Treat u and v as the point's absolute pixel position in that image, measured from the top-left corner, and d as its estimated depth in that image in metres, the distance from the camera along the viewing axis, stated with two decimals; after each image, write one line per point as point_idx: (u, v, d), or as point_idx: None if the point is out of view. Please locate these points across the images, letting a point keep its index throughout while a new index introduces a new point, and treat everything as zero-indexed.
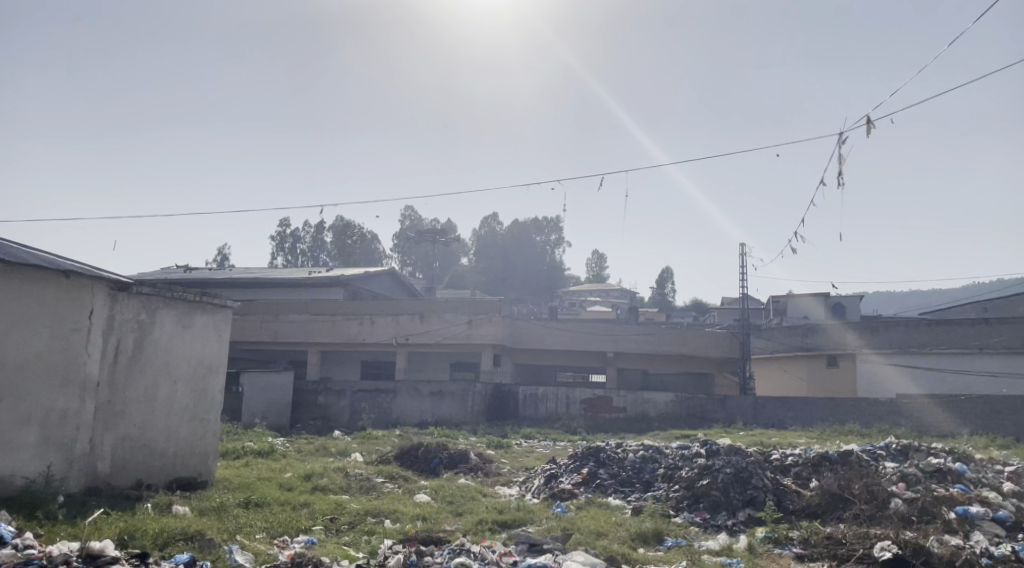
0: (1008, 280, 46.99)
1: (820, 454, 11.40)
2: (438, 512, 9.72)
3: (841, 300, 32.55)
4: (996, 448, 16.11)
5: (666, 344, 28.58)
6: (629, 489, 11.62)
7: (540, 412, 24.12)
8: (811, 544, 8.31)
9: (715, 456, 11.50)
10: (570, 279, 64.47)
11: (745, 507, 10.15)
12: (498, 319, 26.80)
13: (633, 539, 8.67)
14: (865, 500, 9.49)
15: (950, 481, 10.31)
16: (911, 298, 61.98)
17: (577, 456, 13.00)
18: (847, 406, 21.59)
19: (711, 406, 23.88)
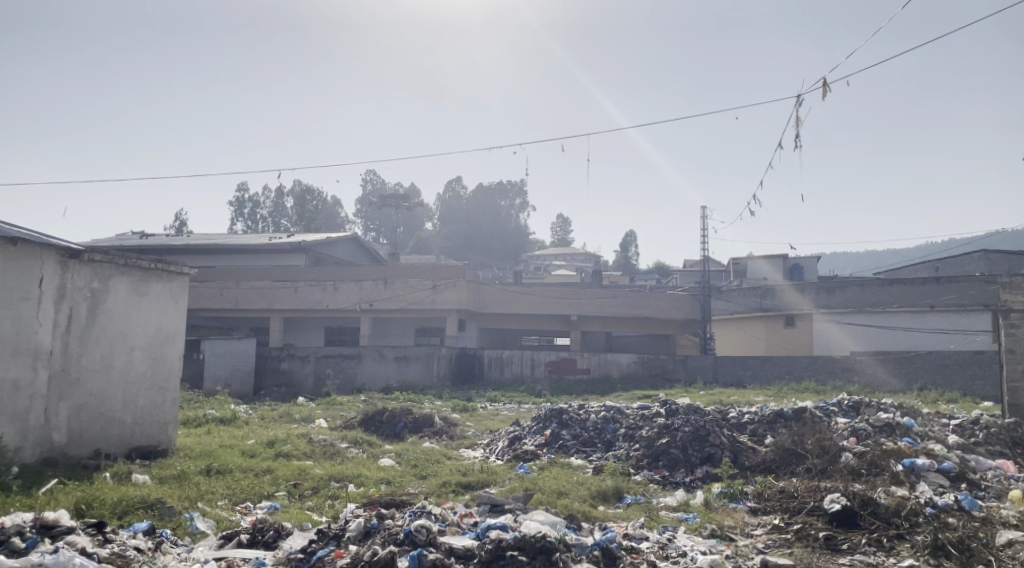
0: (959, 241, 48.22)
1: (775, 412, 11.74)
2: (403, 476, 9.81)
3: (800, 262, 33.09)
4: (944, 403, 16.63)
5: (628, 306, 28.88)
6: (591, 449, 11.81)
7: (505, 374, 24.31)
8: (765, 498, 8.59)
9: (674, 415, 11.74)
10: (535, 243, 64.66)
11: (703, 464, 10.40)
12: (462, 284, 26.83)
13: (593, 497, 8.86)
14: (818, 455, 9.82)
15: (898, 435, 10.66)
16: (867, 259, 63.20)
17: (540, 418, 13.20)
18: (803, 364, 22.12)
19: (673, 367, 24.23)
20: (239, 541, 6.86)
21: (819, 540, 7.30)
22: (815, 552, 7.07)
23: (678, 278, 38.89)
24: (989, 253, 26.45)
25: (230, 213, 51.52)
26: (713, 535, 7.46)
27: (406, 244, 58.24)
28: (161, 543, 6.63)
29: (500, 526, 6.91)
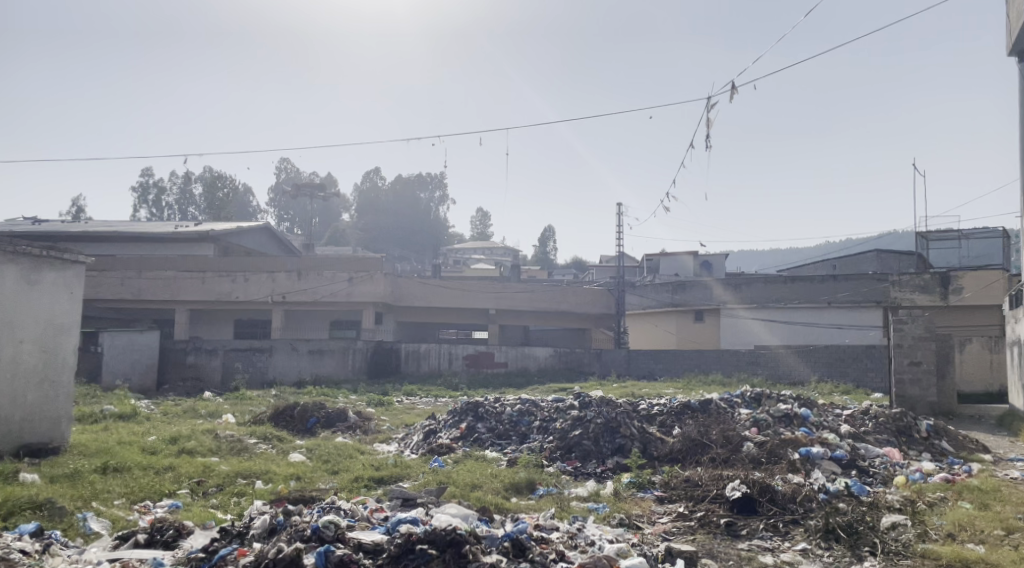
0: (859, 241, 50.70)
1: (683, 404, 12.10)
2: (313, 471, 9.66)
3: (710, 258, 34.10)
4: (839, 394, 17.43)
5: (545, 301, 29.19)
6: (506, 442, 11.88)
7: (423, 368, 24.18)
8: (670, 487, 8.86)
9: (587, 408, 11.93)
10: (454, 237, 64.56)
11: (614, 455, 10.62)
12: (379, 277, 26.60)
13: (507, 490, 8.93)
14: (721, 445, 10.18)
15: (796, 425, 11.13)
16: (773, 258, 65.76)
17: (456, 411, 13.17)
18: (711, 357, 22.89)
19: (588, 360, 24.94)
20: (136, 541, 6.63)
21: (721, 527, 7.55)
22: (715, 537, 7.32)
23: (594, 273, 39.48)
24: (881, 253, 27.80)
25: (133, 199, 49.46)
26: (621, 525, 7.63)
27: (322, 234, 57.21)
28: (50, 545, 6.36)
29: (411, 520, 6.87)
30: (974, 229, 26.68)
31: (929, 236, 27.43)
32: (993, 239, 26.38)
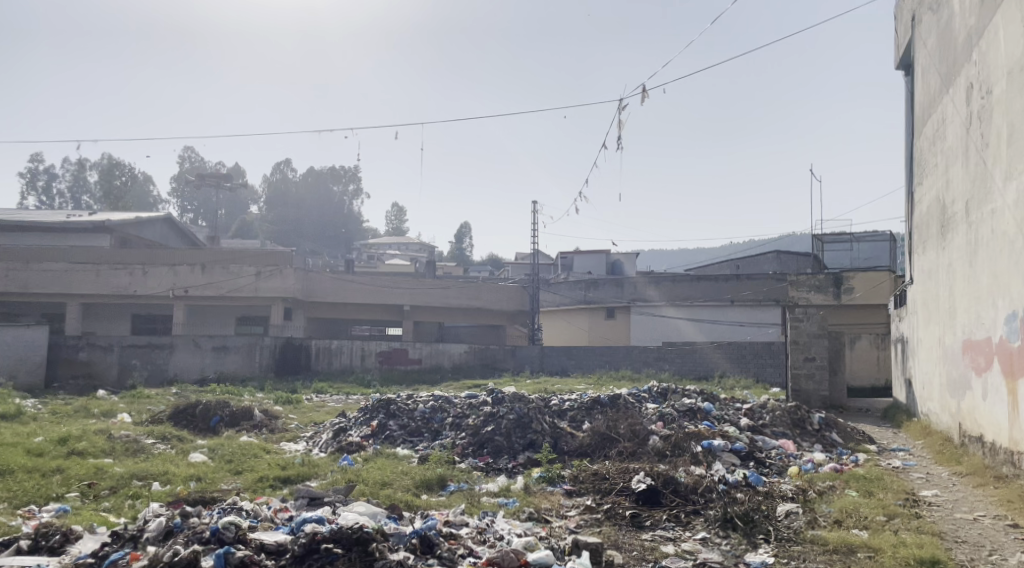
0: (763, 242, 52.72)
1: (593, 400, 12.30)
2: (215, 471, 9.37)
3: (622, 257, 34.74)
4: (741, 389, 18.09)
5: (459, 298, 29.18)
6: (418, 439, 11.79)
7: (333, 365, 23.77)
8: (579, 481, 9.01)
9: (500, 404, 11.98)
10: (368, 232, 63.85)
11: (525, 450, 10.68)
12: (289, 272, 26.12)
13: (417, 487, 8.86)
14: (629, 439, 10.39)
15: (699, 419, 11.47)
16: (683, 258, 67.72)
17: (367, 409, 13.00)
18: (621, 354, 23.32)
19: (502, 357, 25.09)
20: (19, 548, 6.28)
21: (626, 518, 7.69)
22: (620, 529, 7.45)
23: (509, 270, 39.67)
24: (781, 254, 28.99)
25: (21, 186, 46.87)
26: (530, 518, 7.68)
27: (228, 226, 55.59)
28: None
29: (316, 519, 6.72)
30: (864, 231, 28.05)
31: (823, 239, 28.65)
32: (881, 243, 27.80)
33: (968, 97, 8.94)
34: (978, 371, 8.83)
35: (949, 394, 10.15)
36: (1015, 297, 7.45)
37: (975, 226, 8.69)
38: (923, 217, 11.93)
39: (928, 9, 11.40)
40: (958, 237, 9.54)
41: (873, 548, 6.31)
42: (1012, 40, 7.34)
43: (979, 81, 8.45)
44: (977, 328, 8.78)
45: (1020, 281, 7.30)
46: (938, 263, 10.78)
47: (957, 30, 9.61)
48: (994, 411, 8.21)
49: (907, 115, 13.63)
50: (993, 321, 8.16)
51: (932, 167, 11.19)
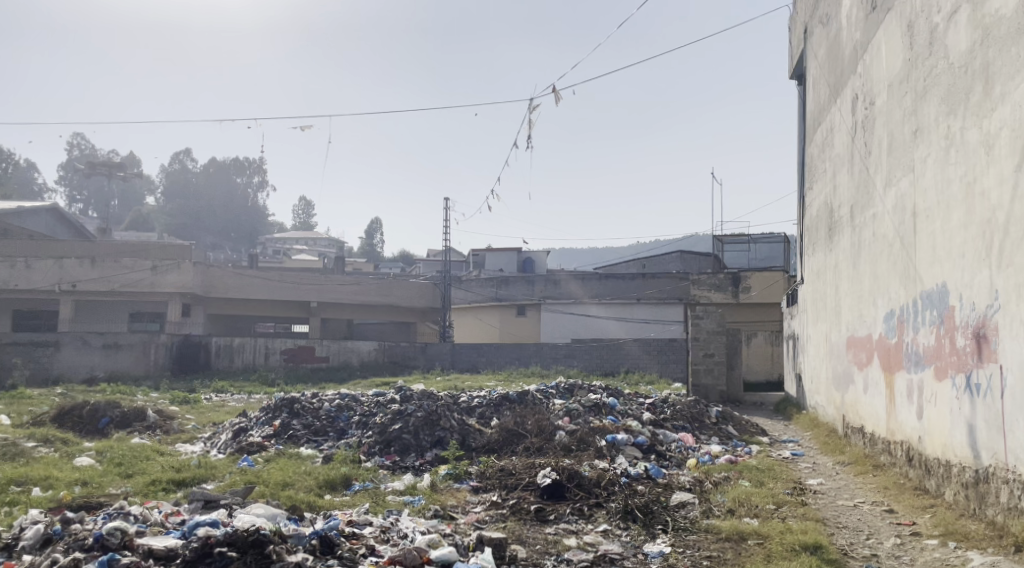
0: (670, 241, 54.13)
1: (501, 396, 12.36)
2: (104, 475, 8.94)
3: (532, 255, 35.06)
4: (645, 384, 18.55)
5: (369, 295, 28.76)
6: (322, 438, 11.53)
7: (235, 363, 23.09)
8: (486, 477, 9.03)
9: (408, 401, 11.88)
10: (275, 226, 62.31)
11: (433, 447, 10.61)
12: (186, 266, 25.07)
13: (320, 487, 8.67)
14: (536, 434, 10.49)
15: (604, 413, 11.67)
16: (594, 255, 68.76)
17: (269, 409, 12.68)
18: (531, 351, 23.49)
19: (412, 353, 24.90)
20: None
21: (531, 513, 7.73)
22: (525, 523, 7.48)
23: (420, 267, 39.41)
24: (684, 253, 30.08)
25: None
26: (435, 516, 7.62)
27: (121, 216, 53.26)
28: None
29: (210, 522, 6.48)
30: (761, 234, 29.06)
31: (723, 240, 29.65)
32: (776, 245, 28.93)
33: (854, 107, 9.40)
34: (860, 365, 9.30)
35: (835, 388, 10.67)
36: (894, 295, 7.88)
37: (858, 230, 9.14)
38: (812, 221, 12.50)
39: (819, 22, 11.94)
40: (843, 239, 10.03)
41: (762, 535, 6.56)
42: (893, 55, 7.75)
43: (864, 92, 8.89)
44: (859, 326, 9.25)
45: (897, 282, 7.72)
46: (825, 264, 11.31)
47: (844, 44, 10.10)
48: (874, 403, 8.68)
49: (799, 122, 14.24)
50: (873, 319, 8.62)
51: (821, 172, 11.73)
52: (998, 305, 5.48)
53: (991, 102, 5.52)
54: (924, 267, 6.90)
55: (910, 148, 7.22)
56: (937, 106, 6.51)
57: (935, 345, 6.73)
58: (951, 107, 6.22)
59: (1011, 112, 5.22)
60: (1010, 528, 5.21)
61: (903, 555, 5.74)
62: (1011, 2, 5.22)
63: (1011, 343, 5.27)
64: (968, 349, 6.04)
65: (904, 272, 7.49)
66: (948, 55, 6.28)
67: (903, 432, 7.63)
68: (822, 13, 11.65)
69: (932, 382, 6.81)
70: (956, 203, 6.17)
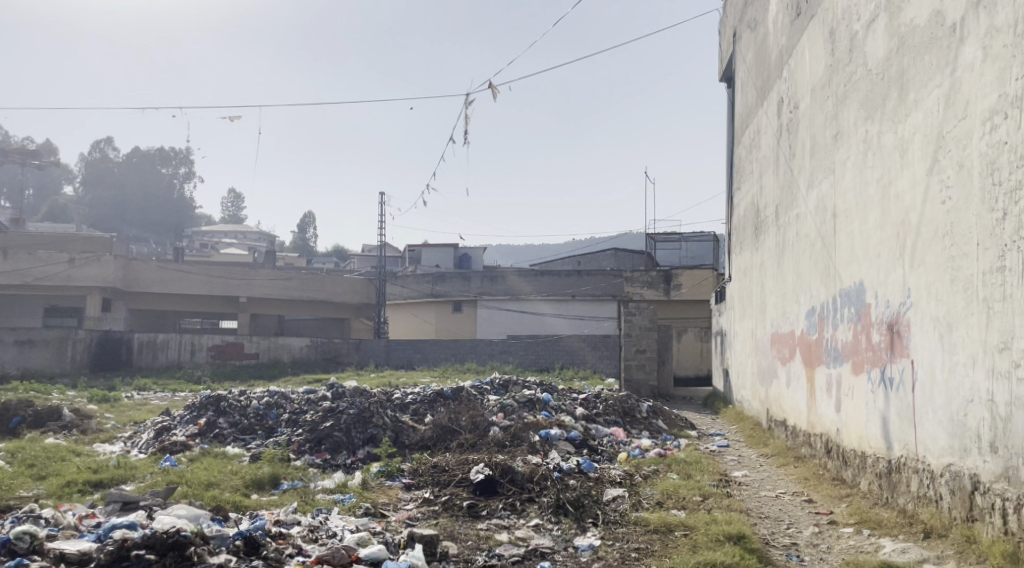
0: (605, 239, 54.73)
1: (436, 393, 12.31)
2: (14, 477, 8.57)
3: (468, 251, 35.04)
4: (579, 380, 18.73)
5: (301, 290, 28.27)
6: (250, 437, 11.28)
7: (159, 360, 22.43)
8: (418, 474, 8.99)
9: (339, 399, 11.72)
10: (202, 218, 60.75)
11: (365, 445, 10.50)
12: (107, 260, 24.23)
13: (246, 487, 8.48)
14: (469, 430, 10.48)
15: (537, 409, 11.73)
16: (531, 252, 68.97)
17: (194, 407, 12.35)
18: (467, 347, 23.47)
19: (345, 350, 24.60)
20: None
21: (463, 509, 7.72)
22: (457, 520, 7.45)
23: (354, 262, 38.97)
24: (618, 251, 30.63)
25: None
26: (366, 514, 7.54)
27: (37, 207, 51.15)
28: None
29: (127, 524, 6.28)
30: (692, 232, 29.59)
31: (655, 238, 30.22)
32: (706, 243, 29.57)
33: (779, 111, 9.66)
34: (783, 361, 9.57)
35: (759, 382, 10.96)
36: (814, 293, 8.14)
37: (783, 229, 9.40)
38: (739, 220, 12.82)
39: (747, 27, 12.23)
40: (768, 238, 10.31)
41: (688, 526, 6.70)
42: (816, 60, 7.99)
43: (789, 95, 9.14)
44: (783, 322, 9.52)
45: (818, 280, 7.97)
46: (752, 262, 11.61)
47: (770, 49, 10.37)
48: (796, 397, 8.95)
49: (728, 124, 14.58)
50: (796, 316, 8.88)
51: (748, 173, 12.02)
52: (910, 302, 5.71)
53: (905, 108, 5.74)
54: (843, 265, 7.14)
55: (831, 151, 7.45)
56: (856, 112, 6.74)
57: (853, 341, 6.97)
58: (869, 113, 6.45)
59: (925, 118, 5.44)
60: (920, 516, 5.43)
61: (820, 543, 5.94)
62: (925, 12, 5.44)
63: (923, 338, 5.49)
64: (883, 344, 6.27)
65: (824, 270, 7.74)
66: (866, 62, 6.51)
67: (822, 424, 7.89)
68: (750, 19, 11.94)
69: (850, 376, 7.06)
70: (872, 204, 6.40)
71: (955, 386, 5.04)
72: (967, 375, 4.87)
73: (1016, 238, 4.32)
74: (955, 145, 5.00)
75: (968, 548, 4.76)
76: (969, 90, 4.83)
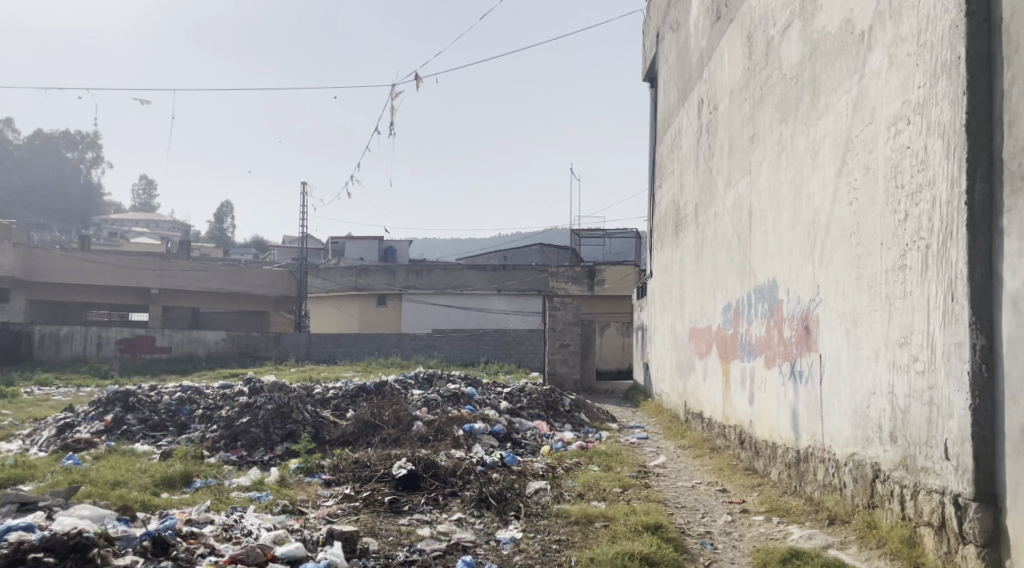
0: (530, 235, 54.95)
1: (358, 388, 12.18)
2: None
3: (393, 244, 34.78)
4: (503, 373, 18.91)
5: (217, 282, 27.52)
6: (160, 434, 10.91)
7: (63, 353, 21.48)
8: (339, 470, 8.87)
9: (257, 394, 11.44)
10: (111, 207, 58.45)
11: (284, 441, 10.30)
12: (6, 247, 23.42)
13: (156, 485, 8.19)
14: (392, 425, 10.40)
15: (462, 403, 11.72)
16: (455, 247, 68.83)
17: (101, 403, 11.88)
18: (391, 342, 23.33)
19: (264, 344, 24.08)
20: None
21: (385, 505, 7.64)
22: (379, 515, 7.38)
23: (275, 253, 38.22)
24: (544, 246, 30.82)
25: None
26: (283, 511, 7.39)
27: None
28: None
29: (23, 526, 6.00)
30: (615, 229, 29.99)
31: (580, 234, 30.56)
32: (628, 240, 29.99)
33: (699, 111, 9.89)
34: (700, 355, 9.82)
35: (678, 376, 11.21)
36: (730, 289, 8.37)
37: (702, 227, 9.62)
38: (660, 218, 13.07)
39: (670, 28, 12.46)
40: (688, 236, 10.55)
41: (608, 517, 6.81)
42: (734, 64, 8.22)
43: (708, 97, 9.36)
44: (701, 317, 9.75)
45: (734, 277, 8.20)
46: (672, 259, 11.86)
47: (691, 50, 10.61)
48: (712, 390, 9.21)
49: (651, 123, 14.84)
50: (713, 311, 9.11)
51: (670, 171, 12.26)
52: (819, 299, 5.93)
53: (817, 112, 5.95)
54: (758, 262, 7.35)
55: (748, 151, 7.66)
56: (772, 114, 6.94)
57: (765, 336, 7.20)
58: (784, 115, 6.65)
59: (835, 121, 5.64)
60: (826, 503, 5.67)
61: (732, 531, 6.12)
62: (835, 20, 5.64)
63: (829, 333, 5.72)
64: (793, 339, 6.50)
65: (740, 267, 7.96)
66: (781, 67, 6.71)
67: (736, 416, 8.13)
68: (672, 20, 12.17)
69: (762, 369, 7.29)
70: (786, 204, 6.61)
71: (859, 378, 5.25)
72: (870, 368, 5.09)
73: (917, 237, 4.53)
74: (863, 149, 5.20)
75: (869, 533, 4.98)
76: (876, 96, 5.03)
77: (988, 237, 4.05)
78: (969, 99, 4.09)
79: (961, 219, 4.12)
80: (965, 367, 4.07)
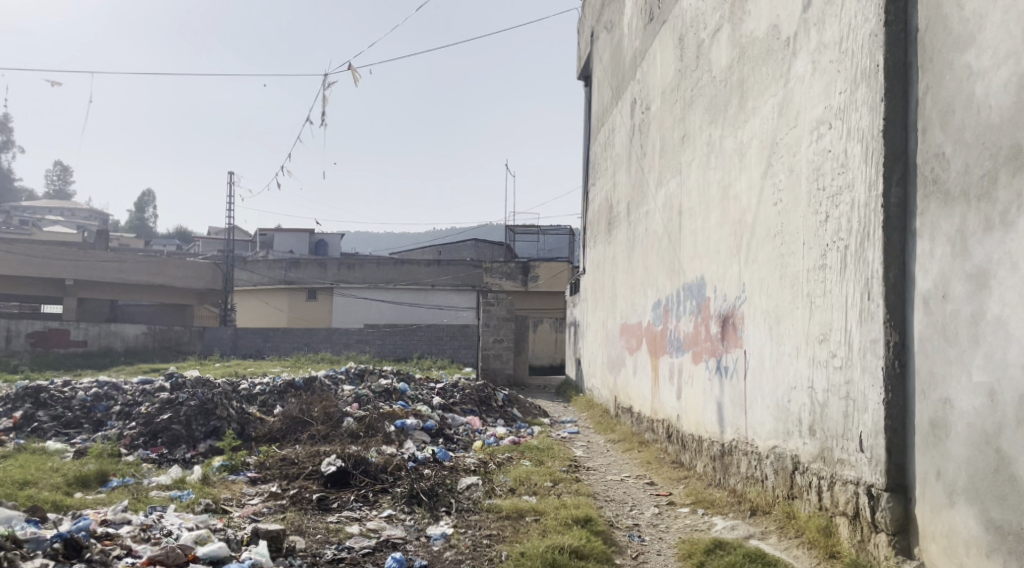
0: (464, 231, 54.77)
1: (287, 383, 11.96)
2: None
3: (325, 237, 34.26)
4: (435, 369, 18.87)
5: (138, 274, 26.63)
6: (75, 431, 10.50)
7: None
8: (265, 467, 8.70)
9: (180, 389, 11.10)
10: (25, 194, 56.01)
11: (208, 438, 10.05)
12: None
13: (69, 485, 7.88)
14: (322, 421, 10.25)
15: (393, 398, 11.61)
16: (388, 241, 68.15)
17: (9, 399, 11.36)
18: (320, 337, 23.00)
19: (187, 338, 23.44)
20: None
21: (313, 502, 7.52)
22: (306, 512, 7.25)
23: (200, 245, 37.24)
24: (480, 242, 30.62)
25: None
26: (206, 510, 7.19)
27: None
28: None
29: None
30: (549, 226, 29.96)
31: (515, 230, 30.47)
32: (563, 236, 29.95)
33: (632, 110, 10.01)
34: (631, 350, 9.95)
35: (609, 371, 11.34)
36: (660, 286, 8.51)
37: (633, 224, 9.73)
38: (594, 215, 13.19)
39: (604, 28, 12.59)
40: (620, 233, 10.67)
41: (538, 512, 6.86)
42: (666, 65, 8.35)
43: (641, 96, 9.48)
44: (631, 313, 9.89)
45: (664, 274, 8.33)
46: (604, 256, 11.99)
47: (625, 50, 10.72)
48: (641, 385, 9.35)
49: (585, 121, 14.94)
50: (643, 307, 9.24)
51: (603, 168, 12.36)
52: (745, 297, 6.07)
53: (744, 114, 6.09)
54: (687, 261, 7.48)
55: (678, 151, 7.79)
56: (702, 115, 7.07)
57: (693, 332, 7.33)
58: (713, 117, 6.79)
59: (761, 124, 5.78)
60: (748, 495, 5.82)
61: (659, 523, 6.23)
62: (763, 25, 5.78)
63: (754, 330, 5.87)
64: (720, 336, 6.65)
65: (669, 266, 8.10)
66: (711, 69, 6.85)
67: (664, 411, 8.28)
68: (607, 20, 12.26)
69: (690, 365, 7.43)
70: (714, 204, 6.75)
71: (781, 373, 5.40)
72: (792, 364, 5.23)
73: (836, 238, 4.68)
74: (788, 151, 5.34)
75: (788, 523, 5.13)
76: (801, 99, 5.16)
77: (902, 239, 4.21)
78: (887, 105, 4.24)
79: (878, 221, 4.26)
80: (880, 363, 4.23)
